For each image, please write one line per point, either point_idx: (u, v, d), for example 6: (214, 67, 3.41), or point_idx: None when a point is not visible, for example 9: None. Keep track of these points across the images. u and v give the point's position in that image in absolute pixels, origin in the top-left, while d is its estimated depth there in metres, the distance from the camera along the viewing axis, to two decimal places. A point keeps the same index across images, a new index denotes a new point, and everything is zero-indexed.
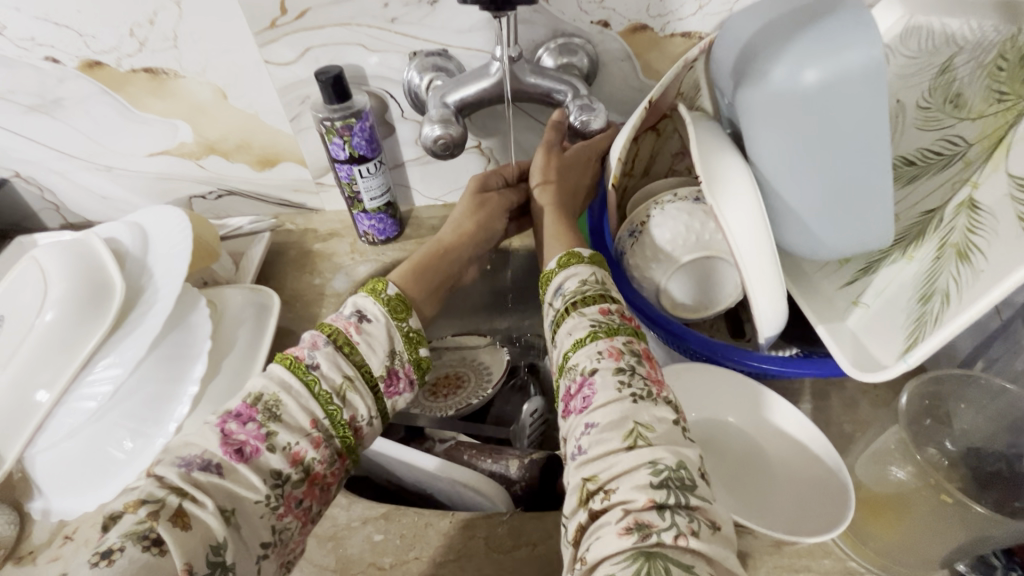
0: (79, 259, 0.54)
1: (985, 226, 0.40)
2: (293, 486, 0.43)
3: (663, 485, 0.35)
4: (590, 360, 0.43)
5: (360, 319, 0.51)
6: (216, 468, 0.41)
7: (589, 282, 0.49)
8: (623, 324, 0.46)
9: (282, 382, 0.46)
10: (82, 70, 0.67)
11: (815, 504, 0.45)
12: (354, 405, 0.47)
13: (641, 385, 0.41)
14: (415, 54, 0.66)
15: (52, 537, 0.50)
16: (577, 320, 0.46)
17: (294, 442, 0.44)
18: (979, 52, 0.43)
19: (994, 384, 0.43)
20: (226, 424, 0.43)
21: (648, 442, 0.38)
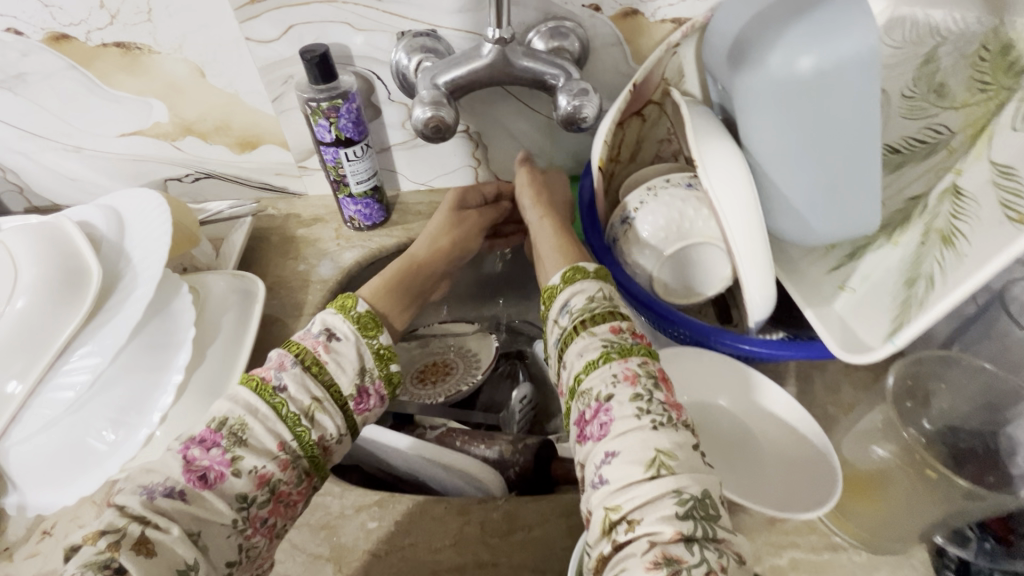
0: (50, 243, 0.51)
1: (969, 212, 0.41)
2: (259, 507, 0.42)
3: (689, 516, 0.35)
4: (605, 385, 0.42)
5: (329, 337, 0.49)
6: (180, 495, 0.39)
7: (596, 299, 0.47)
8: (636, 342, 0.44)
9: (249, 405, 0.44)
10: (48, 43, 0.64)
11: (804, 482, 0.47)
12: (324, 425, 0.45)
13: (661, 410, 0.40)
14: (404, 34, 0.64)
15: (29, 534, 0.48)
16: (588, 340, 0.44)
17: (260, 465, 0.42)
18: (961, 43, 0.45)
19: (974, 364, 0.45)
20: (188, 450, 0.41)
21: (672, 471, 0.37)
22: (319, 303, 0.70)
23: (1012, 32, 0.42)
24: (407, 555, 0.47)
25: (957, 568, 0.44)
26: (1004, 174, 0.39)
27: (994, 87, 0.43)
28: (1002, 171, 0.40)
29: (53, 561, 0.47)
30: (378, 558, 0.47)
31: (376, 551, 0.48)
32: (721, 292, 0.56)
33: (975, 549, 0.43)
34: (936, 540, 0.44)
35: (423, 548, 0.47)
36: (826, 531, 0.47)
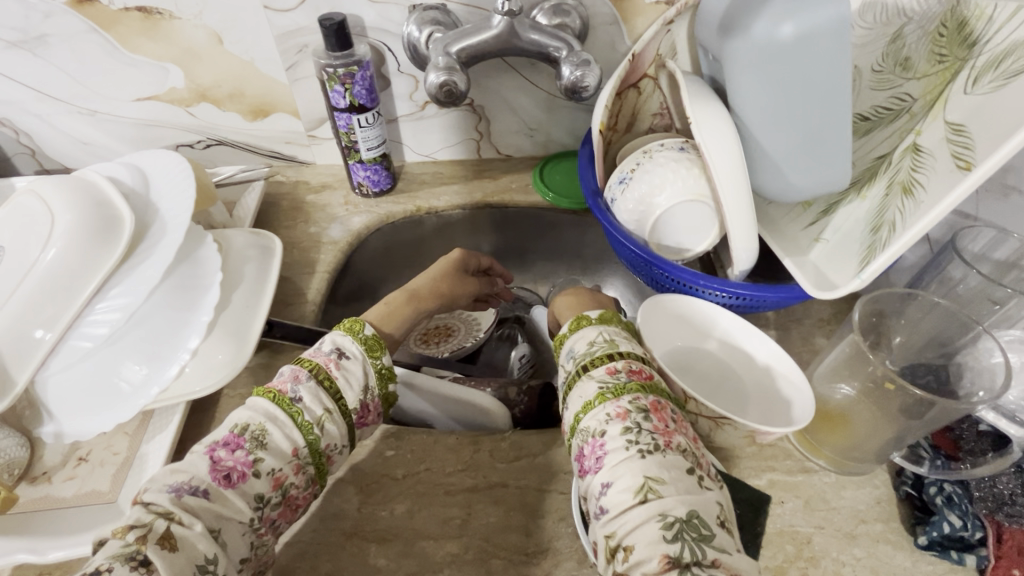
0: (82, 191, 0.54)
1: (927, 165, 0.47)
2: (272, 508, 0.43)
3: (677, 539, 0.35)
4: (599, 423, 0.42)
5: (340, 356, 0.49)
6: (204, 493, 0.40)
7: (596, 342, 0.48)
8: (630, 380, 0.44)
9: (269, 412, 0.45)
10: (70, 6, 0.66)
11: (780, 410, 0.53)
12: (332, 435, 0.46)
13: (649, 439, 0.40)
14: (415, 7, 0.68)
15: (65, 459, 0.53)
16: (587, 383, 0.45)
17: (277, 468, 0.43)
18: (924, 22, 0.51)
19: (929, 300, 0.50)
20: (216, 450, 0.42)
21: (660, 496, 0.37)
22: (330, 263, 0.74)
23: (967, 11, 0.47)
24: (423, 478, 0.51)
25: (913, 484, 0.49)
26: (956, 131, 0.45)
27: (950, 59, 0.49)
28: (955, 129, 0.46)
29: (90, 482, 0.52)
30: (396, 481, 0.51)
31: (394, 475, 0.51)
32: (708, 250, 0.60)
33: (928, 464, 0.49)
34: (895, 459, 0.50)
35: (437, 473, 0.52)
36: (801, 457, 0.52)
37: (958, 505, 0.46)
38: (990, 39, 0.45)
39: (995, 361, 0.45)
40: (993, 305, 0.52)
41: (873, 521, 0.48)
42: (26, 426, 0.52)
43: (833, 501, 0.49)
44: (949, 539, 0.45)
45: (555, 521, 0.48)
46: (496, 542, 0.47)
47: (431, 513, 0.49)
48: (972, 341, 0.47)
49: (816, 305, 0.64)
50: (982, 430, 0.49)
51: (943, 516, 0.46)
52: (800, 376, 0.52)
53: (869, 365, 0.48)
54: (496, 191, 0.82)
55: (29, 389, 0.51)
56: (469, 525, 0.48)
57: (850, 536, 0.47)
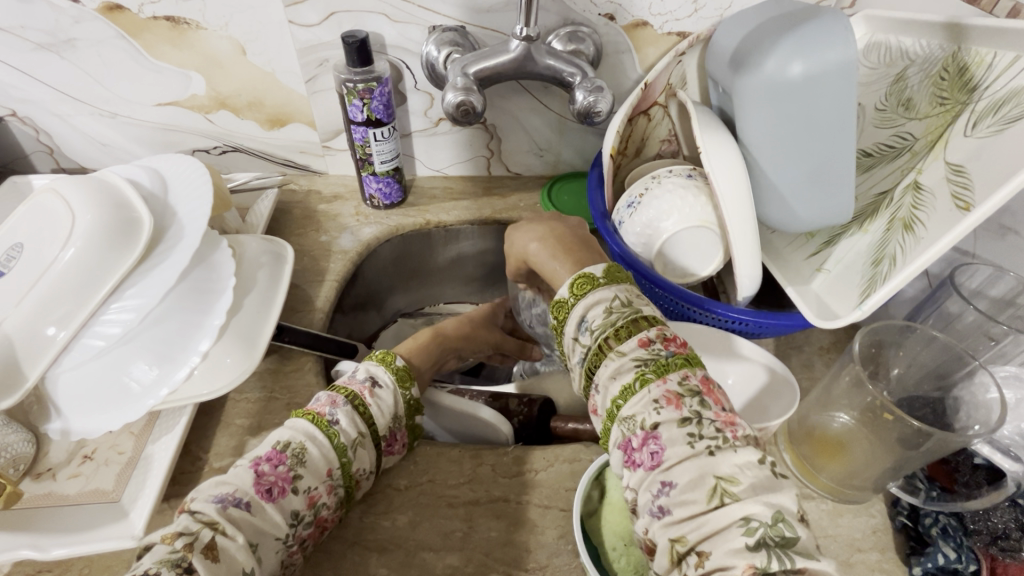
0: (103, 192, 0.55)
1: (927, 204, 0.49)
2: (304, 527, 0.43)
3: (760, 545, 0.33)
4: (649, 412, 0.39)
5: (373, 383, 0.50)
6: (246, 505, 0.40)
7: (615, 309, 0.44)
8: (670, 356, 0.41)
9: (308, 432, 0.45)
10: (101, 12, 0.68)
11: (764, 402, 0.55)
12: (361, 460, 0.47)
13: (713, 431, 0.37)
14: (434, 28, 0.70)
15: (71, 457, 0.54)
16: (619, 361, 0.42)
17: (313, 486, 0.43)
18: (926, 65, 0.53)
19: (927, 332, 0.51)
20: (258, 464, 0.42)
21: (737, 498, 0.34)
22: (339, 272, 0.75)
23: (967, 57, 0.49)
24: (425, 490, 0.52)
25: (909, 514, 0.50)
26: (956, 172, 0.47)
27: (950, 102, 0.51)
28: (955, 169, 0.47)
29: (95, 482, 0.52)
30: (398, 492, 0.52)
31: (396, 485, 0.52)
32: (710, 276, 0.61)
33: (923, 495, 0.49)
34: (890, 489, 0.51)
35: (439, 485, 0.52)
36: (799, 483, 0.53)
37: (953, 538, 0.47)
38: (988, 86, 0.47)
39: (991, 397, 0.45)
40: (990, 340, 0.53)
41: (868, 550, 0.49)
42: (33, 423, 0.52)
43: (829, 529, 0.50)
44: (943, 570, 0.46)
45: (554, 538, 0.49)
46: (496, 556, 0.48)
47: (433, 525, 0.49)
48: (968, 376, 0.48)
49: (815, 333, 0.66)
50: (977, 463, 0.50)
51: (938, 547, 0.46)
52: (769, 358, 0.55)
53: (869, 395, 0.49)
54: (505, 208, 0.83)
55: (38, 385, 0.51)
56: (470, 538, 0.49)
57: (847, 564, 0.48)
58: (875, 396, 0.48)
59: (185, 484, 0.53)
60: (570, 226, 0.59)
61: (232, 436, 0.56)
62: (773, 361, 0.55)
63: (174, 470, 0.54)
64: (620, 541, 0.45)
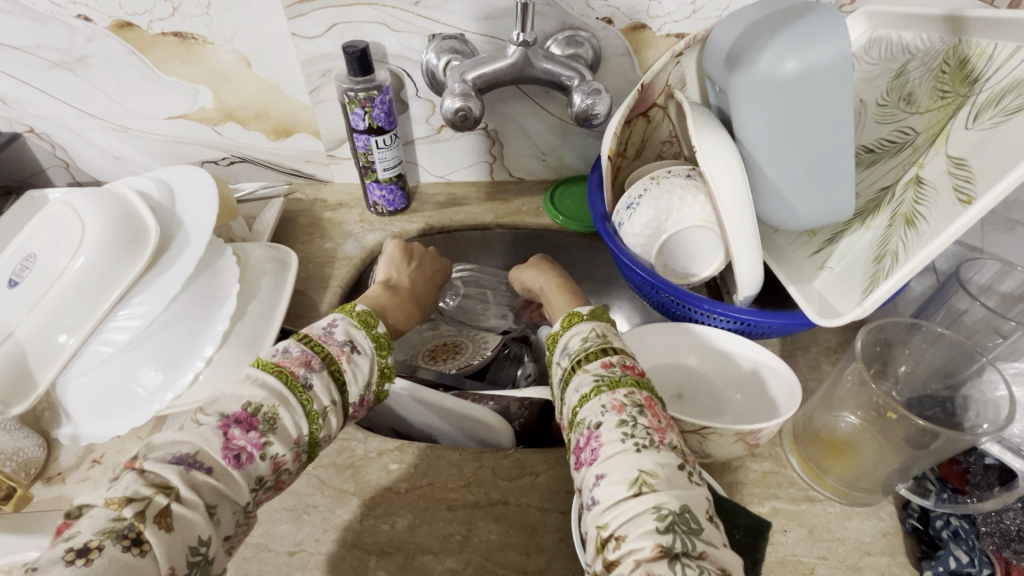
0: (112, 202, 0.56)
1: (929, 197, 0.48)
2: (264, 492, 0.42)
3: (669, 530, 0.33)
4: (595, 414, 0.40)
5: (352, 349, 0.49)
6: (208, 470, 0.38)
7: (591, 338, 0.47)
8: (626, 375, 0.43)
9: (281, 395, 0.43)
10: (112, 30, 0.70)
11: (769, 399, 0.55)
12: (331, 427, 0.46)
13: (645, 433, 0.38)
14: (434, 36, 0.70)
15: (80, 461, 0.55)
16: (581, 376, 0.44)
17: (281, 452, 0.42)
18: (927, 59, 0.52)
19: (933, 330, 0.49)
20: (226, 426, 0.40)
21: (653, 489, 0.35)
22: (343, 278, 0.76)
23: (969, 50, 0.49)
24: (425, 493, 0.52)
25: (919, 517, 0.48)
26: (958, 165, 0.46)
27: (951, 95, 0.50)
28: (956, 163, 0.47)
29: (102, 485, 0.53)
30: (398, 495, 0.52)
31: (397, 489, 0.52)
32: (712, 276, 0.61)
33: (934, 498, 0.48)
34: (900, 491, 0.49)
35: (439, 487, 0.52)
36: (804, 485, 0.52)
37: (965, 541, 0.45)
38: (989, 77, 0.47)
39: (999, 394, 0.44)
40: (999, 337, 0.52)
41: (878, 554, 0.47)
42: (45, 427, 0.54)
43: (837, 532, 0.49)
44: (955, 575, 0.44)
45: (555, 541, 0.48)
46: (495, 559, 0.47)
47: (432, 528, 0.49)
48: (977, 373, 0.47)
49: (822, 333, 0.64)
50: (988, 463, 0.49)
51: (950, 551, 0.45)
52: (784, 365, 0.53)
53: (873, 394, 0.48)
54: (507, 213, 0.84)
55: (50, 391, 0.53)
56: (469, 541, 0.49)
57: (854, 568, 0.47)
58: (878, 395, 0.47)
59: None
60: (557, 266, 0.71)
61: None
62: (777, 361, 0.54)
63: None
64: None
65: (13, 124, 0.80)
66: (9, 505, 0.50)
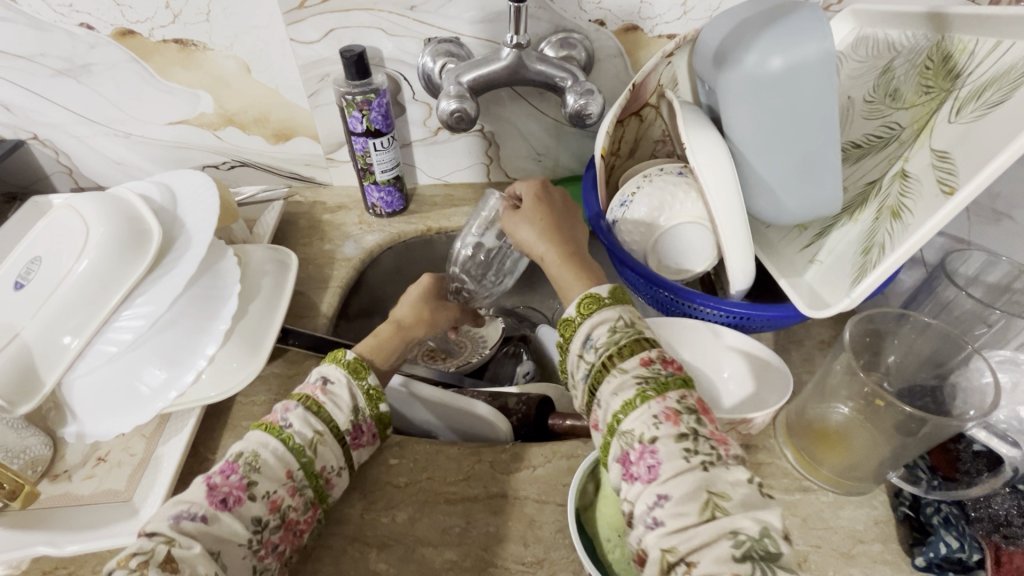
0: (115, 205, 0.57)
1: (914, 190, 0.49)
2: (271, 531, 0.43)
3: (746, 557, 0.33)
4: (648, 426, 0.39)
5: (325, 382, 0.51)
6: (201, 519, 0.40)
7: (619, 329, 0.45)
8: (669, 375, 0.42)
9: (261, 439, 0.46)
10: (114, 38, 0.72)
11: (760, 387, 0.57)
12: (325, 457, 0.47)
13: (708, 448, 0.38)
14: (430, 40, 0.72)
15: (85, 459, 0.56)
16: (620, 377, 0.42)
17: (272, 490, 0.43)
18: (912, 55, 0.54)
19: (921, 320, 0.50)
20: (210, 477, 0.43)
21: (726, 513, 0.35)
22: (342, 279, 0.77)
23: (951, 46, 0.50)
24: (424, 487, 0.53)
25: (910, 504, 0.49)
26: (941, 158, 0.47)
27: (935, 90, 0.51)
28: (940, 155, 0.48)
29: (107, 483, 0.54)
30: (399, 489, 0.53)
31: (397, 483, 0.53)
32: (705, 272, 0.62)
33: (925, 485, 0.49)
34: (892, 479, 0.50)
35: (438, 481, 0.53)
36: (799, 476, 0.53)
37: (955, 526, 0.46)
38: (970, 72, 0.48)
39: (985, 381, 0.45)
40: (986, 326, 0.53)
41: (871, 542, 0.48)
42: (50, 427, 0.55)
43: (830, 520, 0.50)
44: (946, 560, 0.45)
45: (553, 532, 0.49)
46: (494, 551, 0.48)
47: (431, 521, 0.50)
48: (964, 362, 0.47)
49: (815, 327, 0.65)
50: (977, 450, 0.49)
51: (940, 537, 0.46)
52: (774, 355, 0.56)
53: (862, 383, 0.49)
54: None
55: (56, 391, 0.54)
56: (468, 533, 0.49)
57: (847, 556, 0.47)
58: (866, 384, 0.48)
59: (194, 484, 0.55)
60: (567, 217, 0.59)
61: (238, 438, 0.58)
62: (771, 354, 0.56)
63: (183, 471, 0.56)
64: (615, 533, 0.45)
65: (18, 131, 0.82)
66: (17, 501, 0.50)
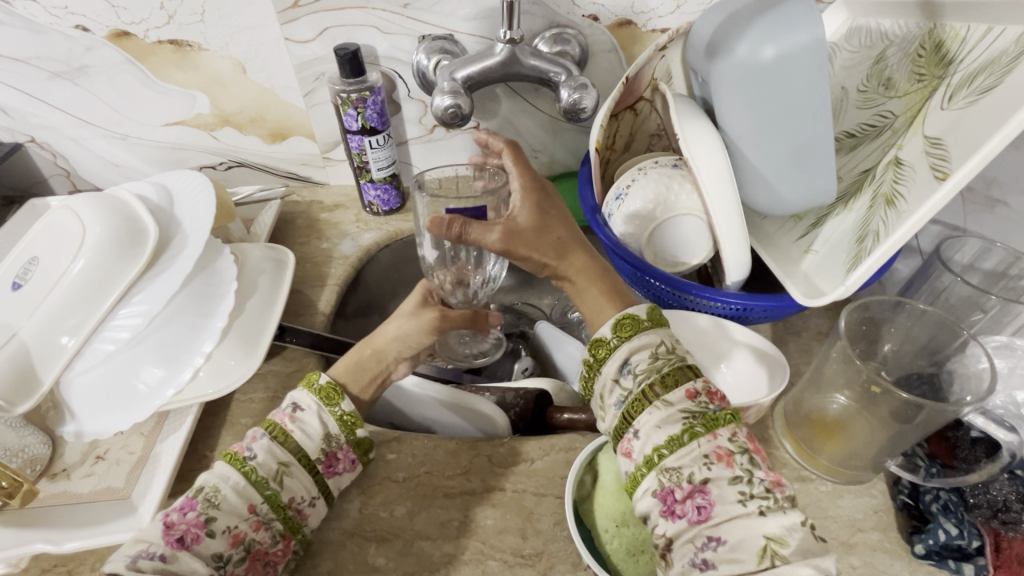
0: (113, 204, 0.58)
1: (908, 177, 0.49)
2: (236, 565, 0.42)
3: None
4: (699, 467, 0.37)
5: (295, 409, 0.49)
6: (160, 557, 0.39)
7: (661, 355, 0.42)
8: (719, 409, 0.39)
9: (223, 473, 0.44)
10: (110, 39, 0.72)
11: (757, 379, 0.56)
12: (293, 488, 0.46)
13: (765, 492, 0.36)
14: (424, 37, 0.72)
15: (84, 458, 0.56)
16: (664, 411, 0.39)
17: (233, 525, 0.42)
18: (905, 44, 0.54)
19: (916, 308, 0.50)
20: (169, 515, 0.42)
21: (787, 561, 0.34)
22: (340, 277, 0.77)
23: (943, 33, 0.50)
24: (423, 481, 0.53)
25: (909, 492, 0.49)
26: (934, 145, 0.47)
27: (928, 78, 0.51)
28: (934, 142, 0.48)
29: (106, 481, 0.54)
30: (397, 484, 0.53)
31: (395, 478, 0.53)
32: (702, 264, 0.62)
33: (923, 473, 0.48)
34: (891, 467, 0.49)
35: (437, 476, 0.53)
36: (796, 466, 0.53)
37: (954, 513, 0.46)
38: (964, 57, 0.48)
39: (981, 366, 0.45)
40: (982, 313, 0.53)
41: (870, 530, 0.48)
42: (48, 425, 0.55)
43: (829, 510, 0.49)
44: (946, 547, 0.45)
45: (551, 525, 0.49)
46: (492, 544, 0.48)
47: (429, 515, 0.50)
48: (960, 348, 0.47)
49: (812, 318, 0.65)
50: (974, 437, 0.49)
51: (939, 524, 0.46)
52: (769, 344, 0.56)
53: (858, 372, 0.49)
54: None
55: (54, 390, 0.54)
56: (466, 527, 0.49)
57: (847, 545, 0.47)
58: (863, 371, 0.48)
59: (193, 481, 0.55)
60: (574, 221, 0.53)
61: (237, 434, 0.58)
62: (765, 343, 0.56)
63: (182, 467, 0.56)
64: (612, 523, 0.46)
65: (15, 134, 0.82)
66: (16, 499, 0.50)
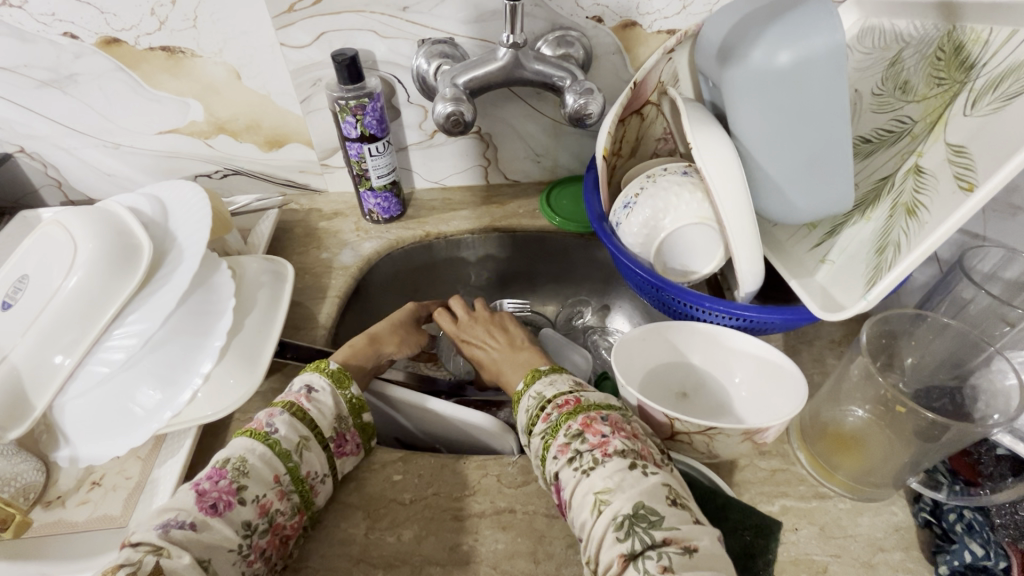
0: (104, 220, 0.55)
1: (930, 187, 0.48)
2: (260, 536, 0.43)
3: (629, 535, 0.39)
4: (550, 465, 0.46)
5: (310, 390, 0.52)
6: (191, 525, 0.41)
7: (529, 402, 0.51)
8: (560, 415, 0.47)
9: (247, 445, 0.46)
10: (99, 47, 0.70)
11: (774, 395, 0.55)
12: (311, 462, 0.48)
13: (589, 458, 0.43)
14: (424, 41, 0.70)
15: (79, 484, 0.54)
16: (533, 441, 0.48)
17: (261, 494, 0.44)
18: (922, 46, 0.52)
19: (939, 321, 0.49)
20: (199, 484, 0.43)
21: (609, 503, 0.41)
22: (341, 288, 0.75)
23: (963, 35, 0.48)
24: (430, 504, 0.51)
25: (931, 510, 0.47)
26: (958, 153, 0.46)
27: (948, 82, 0.50)
28: (956, 150, 0.47)
29: (103, 508, 0.53)
30: (404, 506, 0.51)
31: (401, 500, 0.51)
32: (713, 274, 0.60)
33: (946, 490, 0.47)
34: (912, 484, 0.48)
35: (444, 497, 0.51)
36: (815, 482, 0.51)
37: (979, 533, 0.45)
38: (985, 63, 0.47)
39: (1008, 383, 0.44)
40: (1007, 325, 0.52)
41: (891, 550, 0.47)
42: (41, 450, 0.53)
43: (849, 528, 0.48)
44: (971, 568, 0.44)
45: (564, 548, 0.48)
46: (503, 568, 0.47)
47: (438, 539, 0.49)
48: (986, 363, 0.46)
49: (826, 327, 0.64)
50: (1000, 454, 0.49)
51: (964, 544, 0.44)
52: (791, 367, 0.52)
53: (880, 388, 0.47)
54: (504, 216, 0.83)
55: (47, 413, 0.52)
56: (476, 552, 0.48)
57: (868, 565, 0.46)
58: (885, 388, 0.46)
59: None
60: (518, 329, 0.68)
61: None
62: (783, 357, 0.53)
63: None
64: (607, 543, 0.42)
65: (4, 144, 0.80)
66: (9, 530, 0.50)
